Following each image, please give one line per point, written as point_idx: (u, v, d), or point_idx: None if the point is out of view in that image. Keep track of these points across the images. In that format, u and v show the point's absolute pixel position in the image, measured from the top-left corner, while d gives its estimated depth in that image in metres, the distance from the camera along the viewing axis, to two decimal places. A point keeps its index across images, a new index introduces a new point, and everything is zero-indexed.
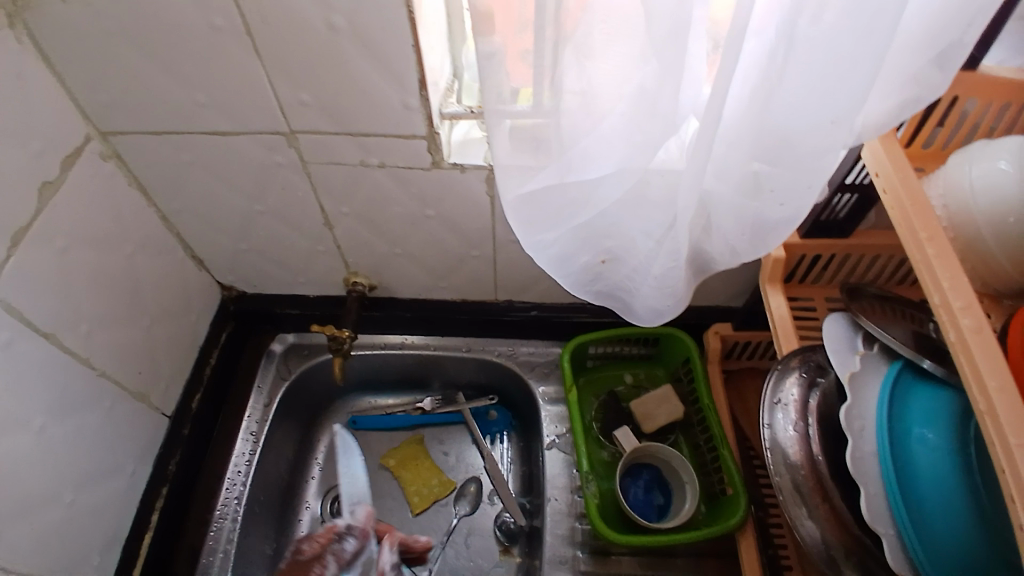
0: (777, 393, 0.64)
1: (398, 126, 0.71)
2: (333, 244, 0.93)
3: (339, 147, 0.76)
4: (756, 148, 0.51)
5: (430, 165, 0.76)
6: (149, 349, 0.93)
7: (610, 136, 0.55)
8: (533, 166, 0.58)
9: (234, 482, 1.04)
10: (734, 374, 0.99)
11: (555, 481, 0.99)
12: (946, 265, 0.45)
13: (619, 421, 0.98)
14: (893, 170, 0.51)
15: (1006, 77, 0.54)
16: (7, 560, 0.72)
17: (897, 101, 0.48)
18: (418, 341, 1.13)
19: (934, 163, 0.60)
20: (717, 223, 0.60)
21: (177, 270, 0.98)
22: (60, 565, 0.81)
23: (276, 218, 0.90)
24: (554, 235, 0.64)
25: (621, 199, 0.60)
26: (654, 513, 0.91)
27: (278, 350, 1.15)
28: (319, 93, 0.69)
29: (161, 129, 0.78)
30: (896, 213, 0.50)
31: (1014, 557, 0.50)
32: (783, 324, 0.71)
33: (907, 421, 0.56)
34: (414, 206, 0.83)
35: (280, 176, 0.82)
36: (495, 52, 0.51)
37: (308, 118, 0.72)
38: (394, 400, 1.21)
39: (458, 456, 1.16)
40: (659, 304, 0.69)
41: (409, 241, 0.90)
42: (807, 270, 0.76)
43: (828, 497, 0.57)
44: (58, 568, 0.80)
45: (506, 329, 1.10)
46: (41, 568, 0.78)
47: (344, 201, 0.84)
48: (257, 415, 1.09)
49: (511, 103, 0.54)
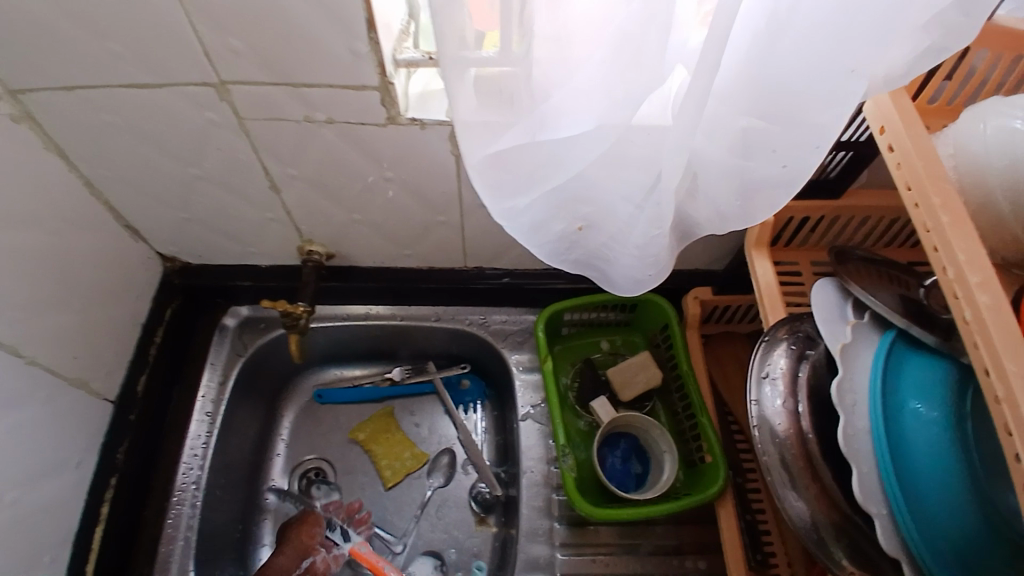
0: (764, 367, 0.61)
1: (346, 76, 0.62)
2: (282, 210, 0.85)
3: (280, 101, 0.66)
4: (754, 101, 0.45)
5: (386, 121, 0.67)
6: (85, 331, 0.85)
7: (586, 89, 0.47)
8: (499, 122, 0.50)
9: (190, 467, 0.98)
10: (713, 339, 0.96)
11: (530, 453, 0.96)
12: (960, 233, 0.41)
13: (596, 391, 0.95)
14: (902, 126, 0.46)
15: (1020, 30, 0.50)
16: None
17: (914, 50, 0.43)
18: (384, 312, 1.06)
19: (941, 120, 0.56)
20: (705, 185, 0.54)
21: (112, 243, 0.88)
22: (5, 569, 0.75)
23: (216, 183, 0.81)
24: (524, 201, 0.57)
25: (599, 159, 0.53)
26: (631, 482, 0.88)
27: (231, 324, 1.07)
28: (254, 40, 0.59)
29: (74, 85, 0.67)
30: (905, 174, 0.45)
31: (1009, 536, 0.48)
32: (769, 292, 0.67)
33: (900, 393, 0.53)
34: (371, 167, 0.75)
35: (216, 137, 0.72)
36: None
37: (240, 68, 0.63)
38: (361, 371, 1.15)
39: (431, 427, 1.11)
40: (640, 274, 0.64)
41: (367, 207, 0.83)
42: (794, 232, 0.72)
43: (818, 476, 0.55)
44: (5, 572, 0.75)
45: (477, 297, 1.04)
46: None
47: (292, 162, 0.75)
48: (212, 395, 1.02)
49: (475, 50, 0.47)
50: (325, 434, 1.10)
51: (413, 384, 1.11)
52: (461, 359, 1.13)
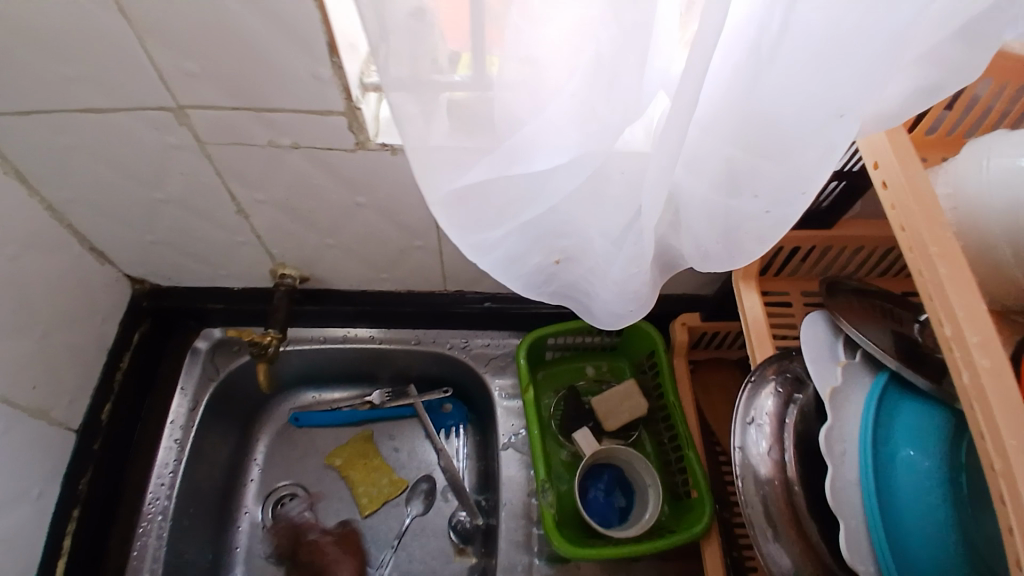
0: (750, 411, 0.57)
1: (311, 100, 0.59)
2: (251, 234, 0.81)
3: (242, 126, 0.63)
4: (738, 137, 0.42)
5: (354, 146, 0.64)
6: (44, 361, 0.81)
7: (559, 121, 0.44)
8: (467, 155, 0.47)
9: (156, 497, 0.93)
10: (700, 365, 0.93)
11: (511, 484, 0.93)
12: (957, 286, 0.38)
13: (580, 420, 0.91)
14: (897, 164, 0.43)
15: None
16: None
17: (913, 88, 0.40)
18: (363, 334, 1.03)
19: (939, 153, 0.54)
20: (688, 220, 0.51)
21: (76, 267, 0.85)
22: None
23: (182, 207, 0.77)
24: (497, 234, 0.54)
25: (576, 193, 0.50)
26: (615, 516, 0.85)
27: (203, 347, 1.03)
28: (211, 63, 0.56)
29: (26, 108, 0.63)
30: (899, 215, 0.42)
31: None
32: (757, 327, 0.64)
33: (892, 443, 0.50)
34: (341, 192, 0.72)
35: (179, 160, 0.69)
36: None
37: (199, 91, 0.59)
38: (340, 394, 1.11)
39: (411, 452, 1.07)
40: (621, 309, 0.61)
41: (339, 231, 0.79)
42: (783, 262, 0.69)
43: (803, 531, 0.52)
44: None
45: (458, 321, 1.01)
46: None
47: (259, 186, 0.72)
48: (181, 421, 0.98)
49: (448, 73, 0.44)
50: (301, 460, 1.06)
51: (393, 407, 1.07)
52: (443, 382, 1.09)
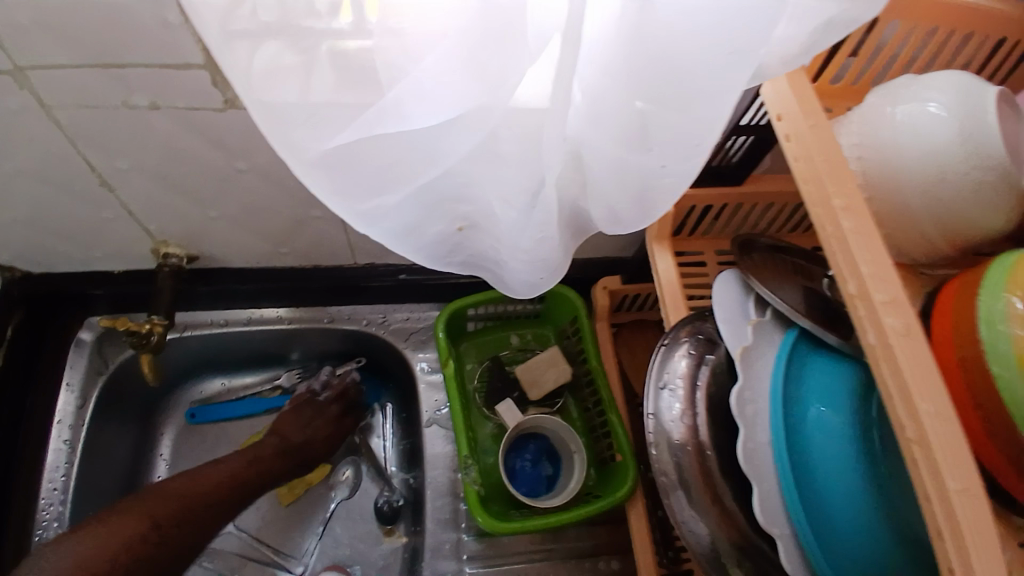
0: (662, 376, 0.56)
1: (161, 51, 0.51)
2: (124, 209, 0.72)
3: (90, 85, 0.54)
4: (636, 82, 0.39)
5: (225, 105, 0.56)
6: None
7: (443, 73, 0.39)
8: (327, 109, 0.41)
9: (50, 503, 0.85)
10: (623, 328, 0.92)
11: (437, 462, 0.90)
12: (863, 242, 0.37)
13: (504, 392, 0.89)
14: (802, 117, 0.41)
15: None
16: None
17: (815, 26, 0.38)
18: (270, 314, 0.95)
19: (844, 102, 0.52)
20: (593, 180, 0.48)
21: None
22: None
23: (36, 182, 0.67)
24: (387, 202, 0.49)
25: (469, 155, 0.46)
26: (542, 486, 0.84)
27: (88, 338, 0.91)
28: (34, 9, 0.46)
29: None
30: (804, 168, 0.40)
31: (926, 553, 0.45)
32: (671, 289, 0.63)
33: (803, 403, 0.49)
34: (218, 158, 0.64)
35: (16, 128, 0.59)
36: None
37: (31, 45, 0.50)
38: (251, 380, 1.03)
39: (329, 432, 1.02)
40: (532, 277, 0.57)
41: (223, 202, 0.71)
42: (697, 221, 0.68)
43: (718, 497, 0.51)
44: None
45: (372, 295, 0.95)
46: None
47: (124, 155, 0.63)
48: (70, 420, 0.88)
49: (329, 21, 0.40)
50: (211, 452, 0.99)
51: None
52: (355, 354, 1.02)
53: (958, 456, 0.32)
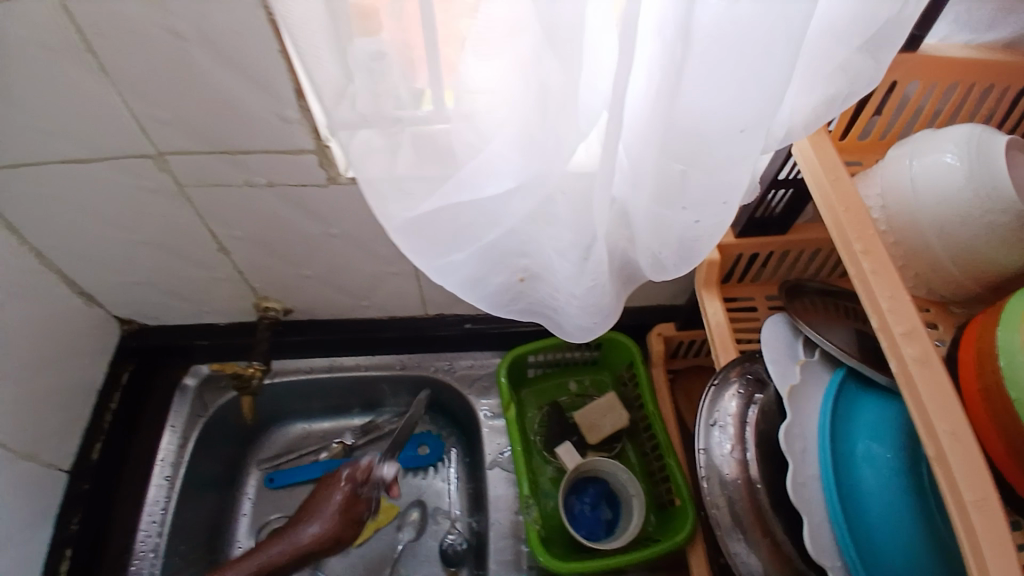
0: (712, 414, 0.60)
1: (279, 140, 0.62)
2: (232, 270, 0.84)
3: (216, 168, 0.66)
4: (668, 152, 0.45)
5: (326, 181, 0.67)
6: (27, 410, 0.81)
7: (507, 149, 0.48)
8: (412, 182, 0.50)
9: (148, 535, 0.93)
10: (680, 375, 0.95)
11: (499, 503, 0.94)
12: (883, 281, 0.41)
13: (564, 435, 0.92)
14: (824, 172, 0.47)
15: (951, 58, 0.50)
16: None
17: (823, 98, 0.45)
18: (348, 362, 1.05)
19: (871, 155, 0.56)
20: (638, 233, 0.54)
21: (62, 312, 0.85)
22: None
23: (162, 248, 0.80)
24: (458, 258, 0.56)
25: (529, 215, 0.53)
26: (602, 529, 0.86)
27: (191, 384, 1.02)
28: (181, 112, 0.59)
29: (12, 160, 0.65)
30: (828, 215, 0.45)
31: None
32: (720, 332, 0.66)
33: (851, 438, 0.51)
34: (315, 226, 0.75)
35: (155, 205, 0.72)
36: (384, 52, 0.47)
37: (174, 138, 0.62)
38: (329, 425, 1.11)
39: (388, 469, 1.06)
40: (587, 322, 0.63)
41: (317, 262, 0.82)
42: (745, 268, 0.72)
43: (769, 530, 0.53)
44: None
45: (440, 344, 1.03)
46: None
47: (238, 225, 0.75)
48: (171, 458, 0.97)
49: (413, 108, 0.49)
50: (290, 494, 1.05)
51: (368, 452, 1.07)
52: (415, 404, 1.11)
53: (979, 477, 0.35)
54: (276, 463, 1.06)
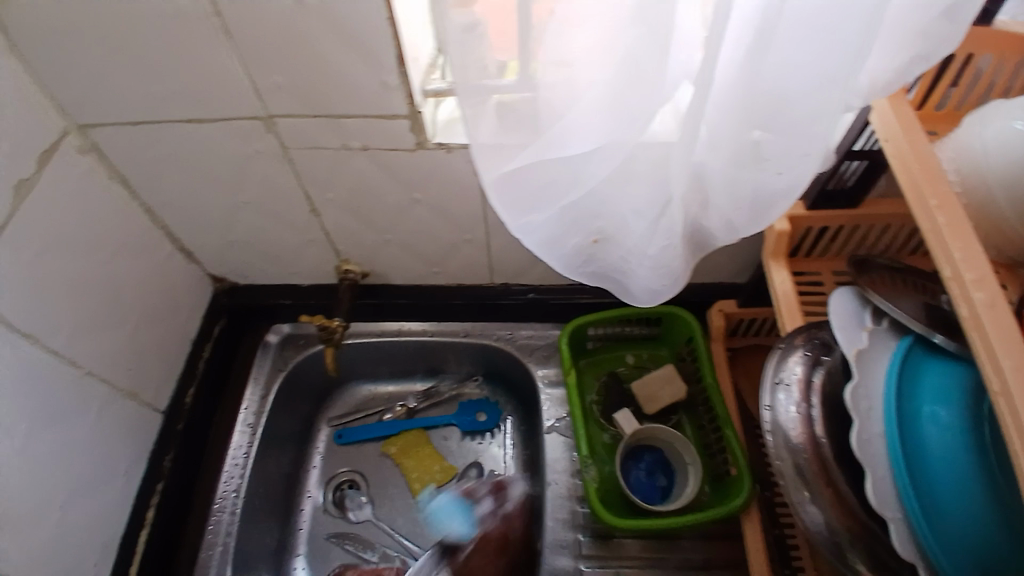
0: (779, 373, 0.62)
1: (377, 106, 0.68)
2: (320, 231, 0.91)
3: (318, 131, 0.72)
4: (751, 118, 0.48)
5: (415, 146, 0.73)
6: (139, 349, 0.90)
7: (595, 110, 0.51)
8: (509, 145, 0.54)
9: (231, 475, 1.00)
10: (739, 353, 0.95)
11: (556, 466, 0.98)
12: (957, 233, 0.44)
13: (622, 403, 0.96)
14: (901, 134, 0.48)
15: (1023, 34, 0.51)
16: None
17: (902, 62, 0.47)
18: (415, 328, 1.11)
19: (945, 126, 0.58)
20: (714, 199, 0.57)
21: (166, 264, 0.94)
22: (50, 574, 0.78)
23: (260, 207, 0.87)
24: (540, 217, 0.61)
25: (610, 176, 0.56)
26: (657, 496, 0.89)
27: (273, 341, 1.11)
28: (294, 76, 0.65)
29: (132, 119, 0.74)
30: (903, 175, 0.48)
31: None
32: (787, 301, 0.68)
33: (917, 399, 0.53)
34: (401, 190, 0.81)
35: (260, 165, 0.79)
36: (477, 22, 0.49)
37: (284, 102, 0.69)
38: (394, 388, 1.17)
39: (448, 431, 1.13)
40: (655, 285, 0.66)
41: (398, 226, 0.88)
42: (812, 243, 0.73)
43: (832, 480, 0.55)
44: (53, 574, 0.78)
45: (503, 314, 1.08)
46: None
47: (330, 188, 0.82)
48: (254, 408, 1.05)
49: (497, 78, 0.51)
50: (359, 450, 1.11)
51: (430, 415, 1.14)
52: (474, 372, 1.16)
53: None
54: (344, 421, 1.13)
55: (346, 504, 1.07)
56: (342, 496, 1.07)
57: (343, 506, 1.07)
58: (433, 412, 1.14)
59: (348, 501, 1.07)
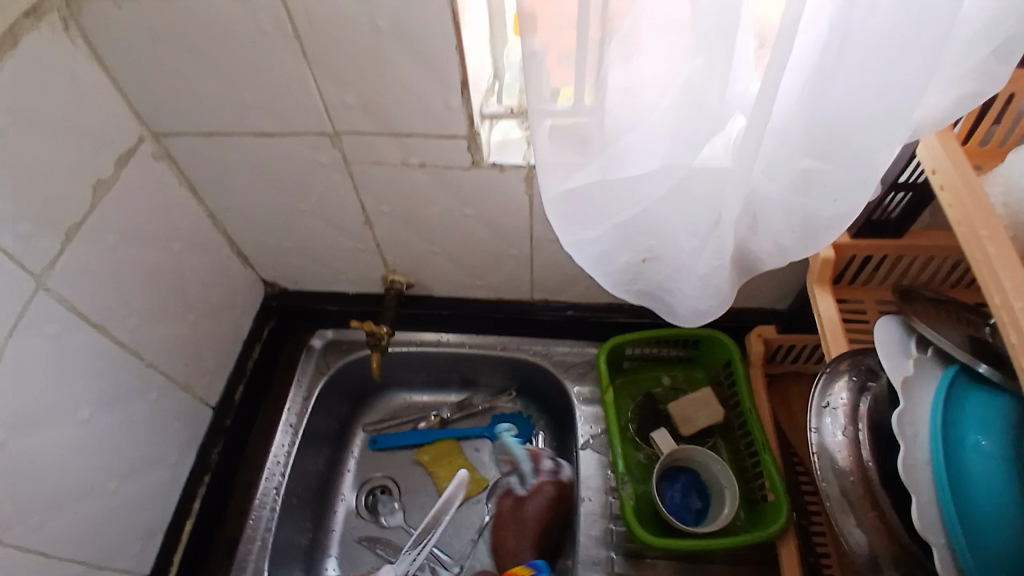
0: (825, 397, 0.63)
1: (438, 125, 0.72)
2: (371, 241, 0.95)
3: (380, 147, 0.77)
4: (808, 145, 0.50)
5: (470, 164, 0.77)
6: (195, 344, 0.94)
7: (654, 133, 0.53)
8: (570, 164, 0.57)
9: (273, 472, 1.03)
10: (777, 379, 0.95)
11: (589, 482, 1.00)
12: (1006, 263, 0.44)
13: (656, 423, 0.98)
14: (951, 165, 0.50)
15: None
16: (50, 546, 0.74)
17: (955, 97, 0.48)
18: (453, 339, 1.14)
19: (991, 161, 0.58)
20: (766, 222, 0.58)
21: (225, 267, 1.00)
22: (96, 555, 0.81)
23: (318, 217, 0.92)
24: (593, 233, 0.63)
25: (665, 197, 0.58)
26: (691, 517, 0.89)
27: (317, 345, 1.15)
28: (363, 94, 0.70)
29: (208, 130, 0.79)
30: (954, 207, 0.49)
31: None
32: (832, 327, 0.69)
33: (962, 427, 0.53)
34: (452, 205, 0.84)
35: (322, 177, 0.84)
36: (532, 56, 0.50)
37: (351, 119, 0.74)
38: (428, 398, 1.20)
39: (480, 442, 1.14)
40: (701, 305, 0.68)
41: (446, 240, 0.92)
42: (856, 271, 0.74)
43: (878, 505, 0.56)
44: (101, 554, 0.82)
45: (540, 329, 1.10)
46: (82, 553, 0.78)
47: (385, 201, 0.86)
48: (297, 408, 1.08)
49: (551, 103, 0.53)
50: (392, 457, 1.13)
51: (463, 426, 1.15)
52: (507, 386, 1.18)
53: None
54: (379, 428, 1.16)
55: (379, 509, 1.09)
56: (374, 501, 1.10)
57: (375, 511, 1.09)
58: (465, 423, 1.16)
59: (380, 507, 1.09)
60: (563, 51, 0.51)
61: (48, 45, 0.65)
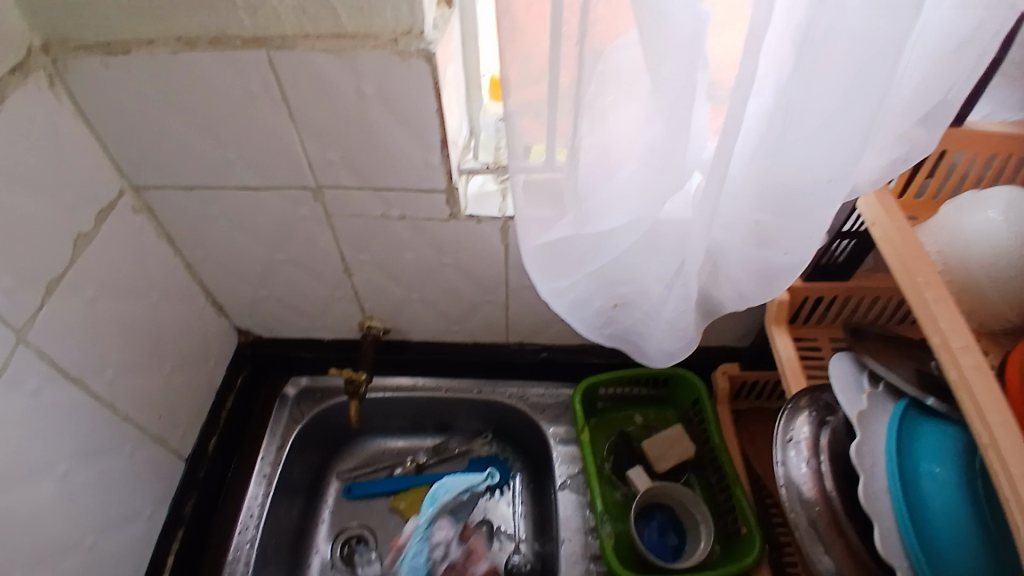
0: (788, 432, 0.67)
1: (417, 182, 0.76)
2: (351, 289, 0.97)
3: (362, 200, 0.80)
4: (760, 203, 0.56)
5: (448, 217, 0.80)
6: (170, 395, 0.93)
7: (622, 192, 0.58)
8: (549, 219, 0.62)
9: (246, 526, 1.00)
10: (743, 414, 0.99)
11: (568, 523, 1.01)
12: (943, 306, 0.50)
13: (632, 461, 0.99)
14: (888, 219, 0.56)
15: (988, 132, 0.60)
16: None
17: (888, 160, 0.55)
18: (429, 383, 1.15)
19: (926, 211, 0.65)
20: (725, 270, 0.64)
21: (199, 317, 0.99)
22: None
23: (297, 266, 0.93)
24: (567, 281, 0.67)
25: (634, 248, 0.62)
26: (669, 554, 0.92)
27: (292, 393, 1.13)
28: (347, 152, 0.73)
29: (186, 182, 0.81)
30: (893, 256, 0.55)
31: None
32: (792, 366, 0.74)
33: (917, 457, 0.57)
34: (431, 254, 0.87)
35: (303, 229, 0.86)
36: (510, 115, 0.56)
37: (334, 174, 0.77)
38: (404, 443, 1.19)
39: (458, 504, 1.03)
40: (670, 347, 0.71)
41: (424, 287, 0.95)
42: (810, 311, 0.79)
43: (843, 533, 0.60)
44: None
45: (515, 371, 1.13)
46: None
47: (365, 250, 0.88)
48: (271, 457, 1.06)
49: (524, 158, 0.58)
50: (369, 505, 1.12)
51: (438, 471, 1.15)
52: (483, 429, 1.18)
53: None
54: (353, 475, 1.14)
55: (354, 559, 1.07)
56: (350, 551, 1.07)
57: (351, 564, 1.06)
58: (441, 468, 1.15)
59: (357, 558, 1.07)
60: (535, 115, 0.57)
61: (34, 101, 0.66)
